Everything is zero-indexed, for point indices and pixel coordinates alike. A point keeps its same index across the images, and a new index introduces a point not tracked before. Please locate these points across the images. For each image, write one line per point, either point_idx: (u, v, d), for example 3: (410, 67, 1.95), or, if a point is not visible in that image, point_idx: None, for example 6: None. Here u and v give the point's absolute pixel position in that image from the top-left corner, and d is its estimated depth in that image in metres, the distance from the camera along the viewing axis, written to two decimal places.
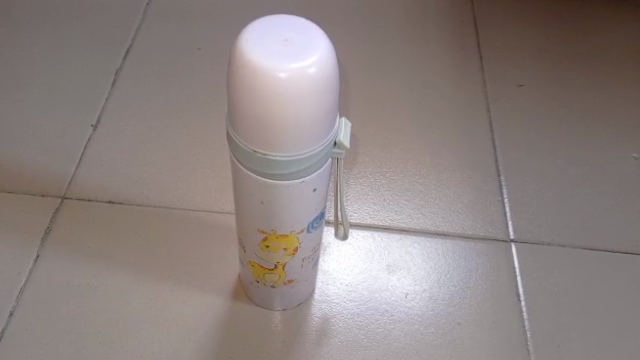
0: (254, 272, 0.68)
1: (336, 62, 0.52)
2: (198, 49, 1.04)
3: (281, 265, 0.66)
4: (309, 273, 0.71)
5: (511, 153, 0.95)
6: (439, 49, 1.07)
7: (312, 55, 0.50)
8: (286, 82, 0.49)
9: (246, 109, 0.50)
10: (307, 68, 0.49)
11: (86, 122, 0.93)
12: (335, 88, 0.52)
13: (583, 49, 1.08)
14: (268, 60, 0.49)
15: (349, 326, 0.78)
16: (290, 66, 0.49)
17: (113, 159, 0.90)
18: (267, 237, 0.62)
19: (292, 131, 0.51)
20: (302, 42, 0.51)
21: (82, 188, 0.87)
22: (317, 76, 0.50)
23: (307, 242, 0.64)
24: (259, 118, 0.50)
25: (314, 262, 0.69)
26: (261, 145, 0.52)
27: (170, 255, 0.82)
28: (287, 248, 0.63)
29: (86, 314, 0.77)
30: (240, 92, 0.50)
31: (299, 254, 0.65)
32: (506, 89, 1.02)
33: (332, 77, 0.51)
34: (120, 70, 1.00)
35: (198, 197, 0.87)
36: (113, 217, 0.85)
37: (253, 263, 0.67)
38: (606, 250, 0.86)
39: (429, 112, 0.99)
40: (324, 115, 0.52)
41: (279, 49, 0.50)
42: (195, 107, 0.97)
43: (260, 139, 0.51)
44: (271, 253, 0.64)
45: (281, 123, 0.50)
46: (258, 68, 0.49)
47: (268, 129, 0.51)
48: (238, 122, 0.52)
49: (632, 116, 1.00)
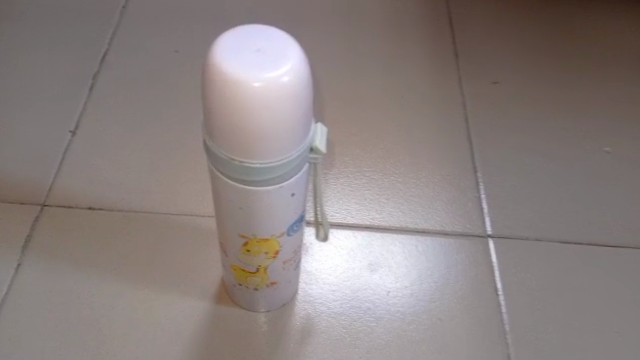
0: (237, 275, 0.69)
1: (309, 69, 0.52)
2: (176, 51, 1.04)
3: (263, 268, 0.66)
4: (292, 275, 0.71)
5: (488, 149, 0.96)
6: (414, 48, 1.08)
7: (284, 64, 0.50)
8: (260, 92, 0.50)
9: (221, 119, 0.51)
10: (281, 77, 0.50)
11: (64, 128, 0.93)
12: (309, 96, 0.53)
13: (557, 45, 1.10)
14: (241, 71, 0.50)
15: (332, 325, 0.79)
16: (264, 75, 0.50)
17: (93, 165, 0.90)
18: (248, 241, 0.63)
19: (268, 139, 0.52)
20: (274, 51, 0.51)
21: (62, 194, 0.87)
22: (291, 84, 0.50)
23: (288, 245, 0.65)
24: (235, 127, 0.51)
25: (296, 265, 0.70)
26: (239, 152, 0.52)
27: (152, 260, 0.82)
28: (268, 252, 0.64)
29: (69, 322, 0.77)
30: (216, 102, 0.50)
31: (281, 256, 0.65)
32: (481, 86, 1.04)
33: (306, 85, 0.52)
34: (98, 75, 1.00)
35: (179, 201, 0.88)
36: (94, 223, 0.85)
37: (236, 267, 0.67)
38: (583, 242, 0.88)
39: (407, 112, 1.00)
40: (299, 122, 0.52)
41: (252, 59, 0.50)
42: (174, 110, 0.97)
43: (237, 147, 0.52)
44: (253, 256, 0.64)
45: (256, 131, 0.51)
46: (232, 78, 0.49)
47: (244, 138, 0.51)
48: (215, 131, 0.52)
49: (604, 110, 1.02)
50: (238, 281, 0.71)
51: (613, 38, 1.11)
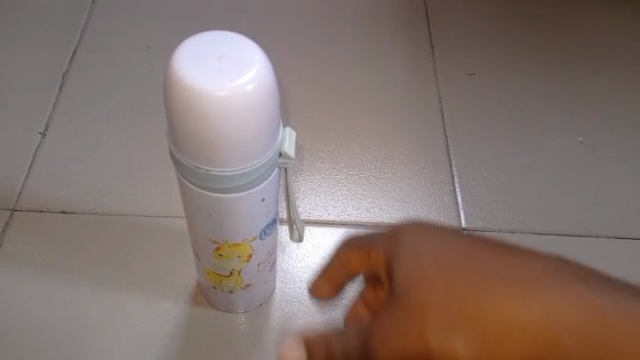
0: (211, 279, 0.68)
1: (274, 76, 0.52)
2: (148, 48, 1.02)
3: (237, 272, 0.66)
4: (266, 276, 0.71)
5: (462, 142, 0.96)
6: (387, 40, 1.07)
7: (249, 72, 0.50)
8: (225, 100, 0.49)
9: (186, 129, 0.50)
10: (245, 85, 0.49)
11: (33, 130, 0.91)
12: (275, 103, 0.52)
13: (530, 35, 1.10)
14: (205, 80, 0.49)
15: (310, 324, 0.79)
16: (228, 84, 0.49)
17: (64, 168, 0.88)
18: (221, 246, 0.62)
19: (235, 148, 0.51)
20: (238, 59, 0.50)
21: (32, 198, 0.85)
22: (256, 92, 0.50)
23: (261, 248, 0.64)
24: (201, 136, 0.50)
25: (270, 266, 0.70)
26: (205, 161, 0.52)
27: (126, 263, 0.81)
28: (241, 255, 0.63)
29: (43, 328, 0.76)
30: (180, 112, 0.50)
31: (254, 259, 0.65)
32: (455, 78, 1.03)
33: (272, 92, 0.51)
34: (67, 74, 0.98)
35: (152, 202, 0.87)
36: (66, 227, 0.83)
37: (209, 271, 0.66)
38: (558, 233, 0.88)
39: (382, 105, 0.99)
40: (265, 130, 0.52)
41: (216, 67, 0.50)
42: (146, 108, 0.95)
43: (204, 157, 0.51)
44: (226, 260, 0.64)
45: (223, 140, 0.50)
46: (196, 87, 0.49)
47: (210, 147, 0.51)
48: (181, 141, 0.51)
49: (577, 100, 1.02)
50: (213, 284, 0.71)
51: (585, 26, 1.11)
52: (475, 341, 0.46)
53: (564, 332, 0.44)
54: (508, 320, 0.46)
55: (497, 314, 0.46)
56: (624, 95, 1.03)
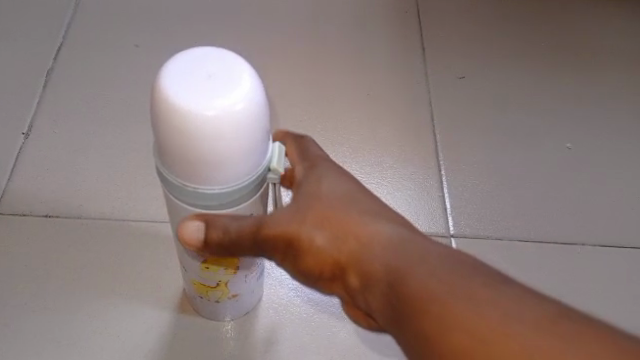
0: (198, 288, 0.68)
1: (262, 91, 0.51)
2: (135, 45, 1.00)
3: (224, 283, 0.66)
4: (253, 286, 0.70)
5: (451, 146, 0.95)
6: (380, 39, 1.05)
7: (238, 90, 0.49)
8: (215, 121, 0.48)
9: (177, 149, 0.50)
10: (235, 104, 0.49)
11: (16, 129, 0.89)
12: (263, 117, 0.52)
13: (521, 36, 1.09)
14: (194, 101, 0.48)
15: (297, 331, 0.78)
16: (217, 104, 0.48)
17: (48, 169, 0.87)
18: (207, 259, 0.62)
19: (225, 165, 0.51)
20: (226, 75, 0.50)
21: (16, 201, 0.83)
22: (245, 110, 0.49)
23: (249, 260, 0.64)
24: (191, 156, 0.50)
25: (257, 276, 0.69)
26: (194, 178, 0.52)
27: (111, 269, 0.80)
28: (229, 267, 0.63)
29: (26, 336, 0.74)
30: (170, 133, 0.49)
31: (241, 271, 0.65)
32: (446, 80, 1.02)
33: (261, 107, 0.51)
34: (52, 70, 0.96)
35: (138, 206, 0.85)
36: (50, 231, 0.82)
37: (196, 282, 0.67)
38: (546, 241, 0.88)
39: (372, 108, 0.98)
40: (254, 146, 0.52)
41: (204, 86, 0.49)
42: (132, 107, 0.93)
43: (194, 174, 0.52)
44: (212, 273, 0.64)
45: (214, 159, 0.50)
46: (184, 108, 0.48)
47: (200, 165, 0.51)
48: (170, 160, 0.51)
49: (567, 105, 1.01)
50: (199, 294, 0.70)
51: (576, 28, 1.10)
52: (332, 240, 0.54)
53: (397, 255, 0.50)
54: (364, 233, 0.53)
55: (360, 228, 0.53)
56: (613, 100, 1.02)
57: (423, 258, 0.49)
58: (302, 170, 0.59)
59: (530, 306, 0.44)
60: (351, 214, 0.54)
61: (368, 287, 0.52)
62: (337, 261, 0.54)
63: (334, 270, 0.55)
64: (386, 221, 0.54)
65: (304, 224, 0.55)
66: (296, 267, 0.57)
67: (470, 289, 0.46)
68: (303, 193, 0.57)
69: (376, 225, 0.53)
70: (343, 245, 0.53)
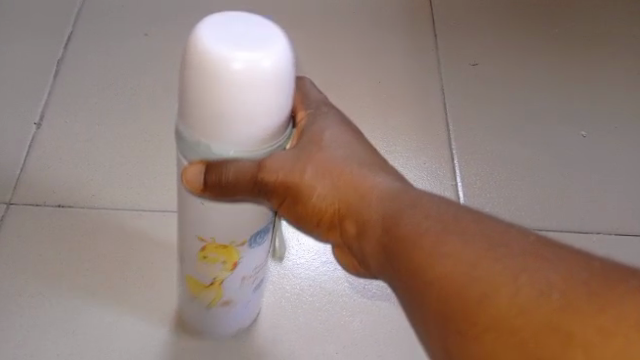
0: (193, 287, 0.67)
1: (292, 56, 0.49)
2: (145, 34, 1.00)
3: (218, 282, 0.65)
4: (250, 298, 0.69)
5: (465, 134, 0.94)
6: (391, 29, 1.05)
7: (267, 48, 0.47)
8: (240, 75, 0.46)
9: (198, 102, 0.48)
10: (262, 61, 0.47)
11: (28, 120, 0.89)
12: (290, 83, 0.50)
13: (533, 28, 1.08)
14: (222, 51, 0.46)
15: (309, 320, 0.76)
16: (245, 59, 0.46)
17: (60, 158, 0.86)
18: (206, 246, 0.61)
19: (246, 126, 0.49)
20: (258, 34, 0.48)
21: (28, 190, 0.83)
22: (272, 70, 0.47)
23: (247, 259, 0.63)
24: (212, 111, 0.48)
25: (254, 287, 0.68)
26: (211, 131, 0.50)
27: (125, 259, 0.79)
28: (226, 262, 0.62)
29: (39, 324, 0.73)
30: (194, 84, 0.48)
31: (238, 270, 0.63)
32: (459, 68, 1.01)
33: (288, 72, 0.49)
34: (62, 61, 0.96)
35: (149, 194, 0.85)
36: (63, 220, 0.81)
37: (192, 277, 0.65)
38: (564, 227, 0.86)
39: (385, 96, 0.97)
40: (275, 111, 0.50)
41: (234, 40, 0.47)
42: (143, 99, 0.94)
43: (213, 133, 0.50)
44: (208, 265, 0.63)
45: (234, 116, 0.48)
46: (211, 57, 0.46)
47: (220, 123, 0.49)
48: (190, 115, 0.50)
49: (581, 93, 1.01)
50: (193, 297, 0.69)
51: (588, 20, 1.10)
52: (333, 189, 0.54)
53: (393, 202, 0.50)
54: (365, 183, 0.53)
55: (360, 179, 0.53)
56: (628, 88, 1.01)
57: (425, 203, 0.49)
58: (303, 116, 0.58)
59: (535, 242, 0.43)
60: (353, 165, 0.54)
61: (365, 233, 0.52)
62: (338, 209, 0.54)
63: (331, 216, 0.55)
64: (386, 172, 0.54)
65: (307, 170, 0.54)
66: (291, 213, 0.57)
67: (475, 228, 0.45)
68: (306, 140, 0.56)
69: (377, 175, 0.54)
70: (344, 192, 0.54)
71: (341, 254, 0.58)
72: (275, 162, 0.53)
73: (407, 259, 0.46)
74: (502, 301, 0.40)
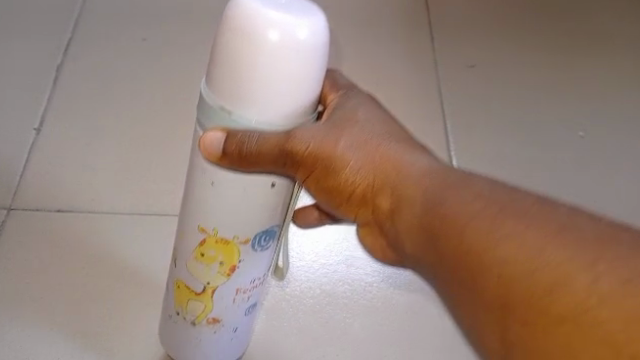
0: (179, 295, 0.60)
1: (328, 37, 0.46)
2: (143, 39, 1.00)
3: (210, 290, 0.58)
4: (239, 322, 0.62)
5: (465, 133, 0.94)
6: (386, 35, 1.06)
7: (304, 19, 0.44)
8: (271, 41, 0.43)
9: (224, 64, 0.44)
10: (297, 31, 0.43)
11: (28, 125, 0.88)
12: (322, 64, 0.46)
13: (527, 38, 1.09)
14: (258, 12, 0.43)
15: (309, 323, 0.74)
16: (280, 24, 0.43)
17: (59, 162, 0.85)
18: (206, 240, 0.55)
19: (269, 99, 0.45)
20: (296, 7, 0.45)
21: (27, 193, 0.81)
22: (307, 42, 0.44)
23: (247, 265, 0.56)
24: (237, 75, 0.44)
25: (247, 308, 0.61)
26: (237, 103, 0.45)
27: (125, 262, 0.77)
28: (224, 263, 0.55)
29: (39, 325, 0.70)
30: (223, 43, 0.44)
31: (235, 279, 0.57)
32: (455, 69, 1.03)
33: (322, 50, 0.45)
34: (61, 66, 0.95)
35: (151, 194, 0.84)
36: (61, 224, 0.79)
37: (181, 283, 0.58)
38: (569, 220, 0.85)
39: (388, 95, 0.97)
40: (304, 91, 0.45)
41: (273, 5, 0.44)
42: (142, 103, 0.93)
43: (233, 101, 0.45)
44: (203, 266, 0.56)
45: (259, 86, 0.44)
46: (246, 16, 0.43)
47: (243, 91, 0.45)
48: (214, 79, 0.46)
49: (574, 96, 1.02)
50: (178, 312, 0.61)
51: (580, 32, 1.11)
52: (368, 162, 0.47)
53: (440, 178, 0.43)
54: (403, 160, 0.46)
55: (398, 155, 0.47)
56: (618, 92, 1.04)
57: (475, 181, 0.42)
58: (333, 97, 0.51)
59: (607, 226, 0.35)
60: (389, 141, 0.48)
61: (403, 213, 0.44)
62: (372, 185, 0.47)
63: (364, 193, 0.48)
64: (427, 153, 0.48)
65: (337, 143, 0.47)
66: (317, 189, 0.49)
67: (554, 215, 0.36)
68: (335, 118, 0.49)
69: (418, 157, 0.47)
70: (379, 170, 0.47)
71: (372, 239, 0.50)
72: (302, 134, 0.46)
73: (453, 240, 0.39)
74: (581, 286, 0.32)
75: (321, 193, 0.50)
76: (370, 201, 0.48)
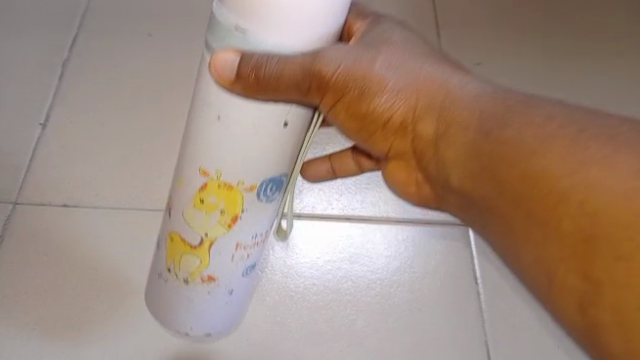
0: (172, 248, 0.55)
1: None
2: (149, 34, 0.96)
3: (208, 243, 0.52)
4: (235, 284, 0.57)
5: None
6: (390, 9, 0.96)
7: None
8: None
9: None
10: None
11: (33, 119, 0.84)
12: None
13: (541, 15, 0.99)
14: None
15: (311, 321, 0.69)
16: None
17: (62, 158, 0.81)
18: (207, 184, 0.48)
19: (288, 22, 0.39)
20: None
21: (31, 191, 0.78)
22: None
23: (250, 216, 0.50)
24: None
25: (245, 268, 0.56)
26: (251, 22, 0.40)
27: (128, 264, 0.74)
28: (225, 213, 0.50)
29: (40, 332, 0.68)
30: None
31: (235, 231, 0.51)
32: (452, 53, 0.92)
33: None
34: (68, 61, 0.91)
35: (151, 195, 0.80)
36: (66, 222, 0.76)
37: (176, 234, 0.53)
38: None
39: None
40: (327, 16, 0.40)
41: None
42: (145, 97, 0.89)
43: (248, 21, 0.40)
44: (201, 215, 0.50)
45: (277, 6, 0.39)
46: None
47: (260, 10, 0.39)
48: None
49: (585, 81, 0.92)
50: (170, 267, 0.56)
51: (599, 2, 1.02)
52: (409, 89, 0.44)
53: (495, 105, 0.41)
54: (448, 83, 0.43)
55: (441, 78, 0.44)
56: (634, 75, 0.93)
57: (535, 108, 0.39)
58: (359, 26, 0.47)
59: None
60: (431, 65, 0.44)
61: (455, 138, 0.42)
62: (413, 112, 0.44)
63: (401, 122, 0.45)
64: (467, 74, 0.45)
65: (377, 67, 0.43)
66: (348, 121, 0.45)
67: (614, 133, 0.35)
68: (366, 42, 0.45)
69: (462, 81, 0.44)
70: (421, 93, 0.43)
71: (403, 172, 0.48)
72: (330, 55, 0.42)
73: (513, 173, 0.37)
74: None
75: (350, 120, 0.45)
76: (409, 129, 0.45)
